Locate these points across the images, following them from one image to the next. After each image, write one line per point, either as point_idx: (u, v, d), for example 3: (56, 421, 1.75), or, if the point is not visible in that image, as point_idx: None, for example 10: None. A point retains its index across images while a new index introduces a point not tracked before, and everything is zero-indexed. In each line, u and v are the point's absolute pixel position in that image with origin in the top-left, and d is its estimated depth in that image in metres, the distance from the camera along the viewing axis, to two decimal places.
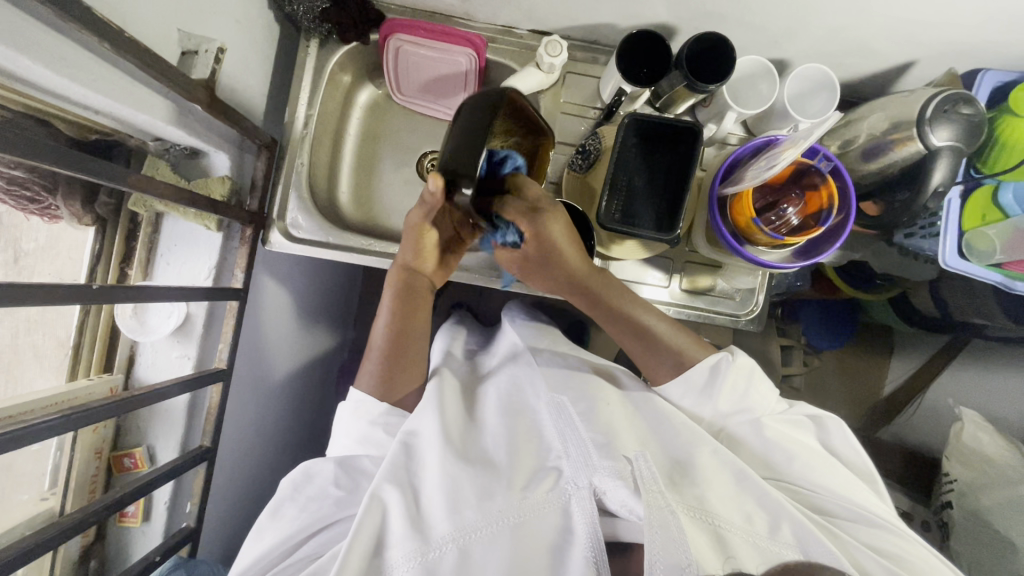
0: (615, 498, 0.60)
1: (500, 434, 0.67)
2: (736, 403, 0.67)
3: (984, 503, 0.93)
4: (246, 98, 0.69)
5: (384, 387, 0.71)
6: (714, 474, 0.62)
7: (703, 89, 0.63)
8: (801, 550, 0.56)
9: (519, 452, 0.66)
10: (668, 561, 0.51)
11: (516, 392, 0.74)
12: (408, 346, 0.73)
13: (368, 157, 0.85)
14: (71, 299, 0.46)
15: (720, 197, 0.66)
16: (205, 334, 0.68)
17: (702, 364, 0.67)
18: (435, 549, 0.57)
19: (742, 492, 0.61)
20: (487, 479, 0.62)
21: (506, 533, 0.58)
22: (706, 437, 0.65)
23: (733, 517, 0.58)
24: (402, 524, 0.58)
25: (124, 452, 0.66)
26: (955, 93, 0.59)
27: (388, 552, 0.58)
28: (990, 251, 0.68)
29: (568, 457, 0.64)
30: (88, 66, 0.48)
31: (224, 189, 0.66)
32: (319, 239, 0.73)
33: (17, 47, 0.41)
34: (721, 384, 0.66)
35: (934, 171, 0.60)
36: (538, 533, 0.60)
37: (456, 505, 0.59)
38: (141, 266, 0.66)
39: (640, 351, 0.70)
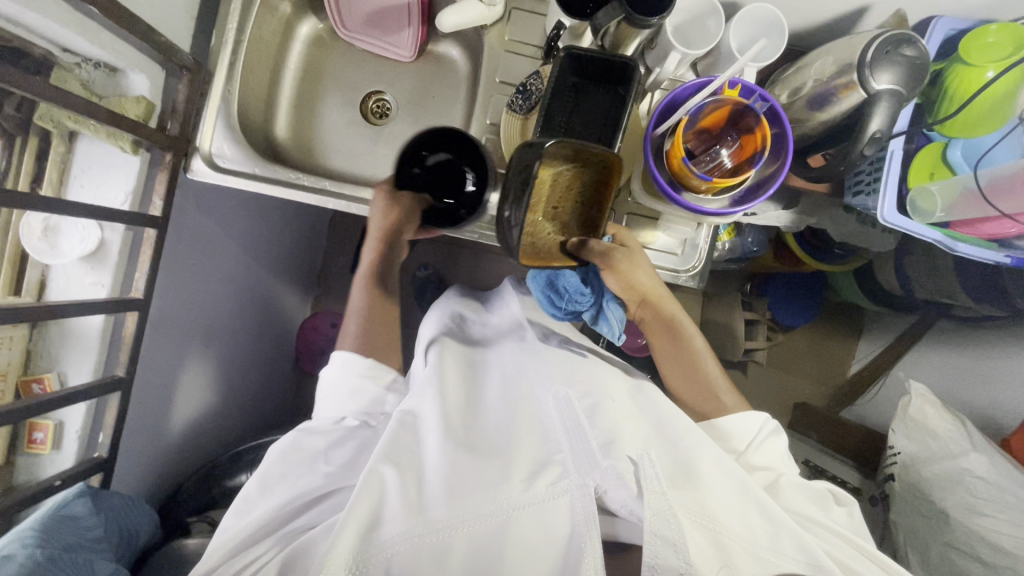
0: (615, 498, 0.56)
1: (503, 425, 0.65)
2: (765, 458, 0.67)
3: (923, 475, 0.93)
4: (168, 16, 0.66)
5: (361, 347, 0.72)
6: (717, 480, 0.57)
7: (645, 23, 0.60)
8: (808, 562, 0.51)
9: (521, 443, 0.62)
10: (665, 565, 0.48)
11: (519, 387, 0.71)
12: (381, 313, 0.74)
13: (310, 94, 0.82)
14: None
15: (655, 138, 0.64)
16: (122, 262, 0.66)
17: (742, 417, 0.69)
18: (432, 532, 0.52)
19: (745, 500, 0.56)
20: (486, 467, 0.58)
21: (503, 524, 0.54)
22: (710, 444, 0.61)
23: (735, 524, 0.54)
24: (398, 502, 0.54)
25: (33, 377, 0.64)
26: (898, 34, 0.56)
27: (382, 530, 0.53)
28: (931, 211, 0.67)
29: (572, 451, 0.59)
30: None
31: (140, 110, 0.63)
32: (245, 170, 0.70)
33: None
34: (731, 423, 0.69)
35: (871, 117, 0.57)
36: (541, 531, 0.54)
37: (454, 490, 0.55)
38: (54, 187, 0.63)
39: (683, 384, 0.75)
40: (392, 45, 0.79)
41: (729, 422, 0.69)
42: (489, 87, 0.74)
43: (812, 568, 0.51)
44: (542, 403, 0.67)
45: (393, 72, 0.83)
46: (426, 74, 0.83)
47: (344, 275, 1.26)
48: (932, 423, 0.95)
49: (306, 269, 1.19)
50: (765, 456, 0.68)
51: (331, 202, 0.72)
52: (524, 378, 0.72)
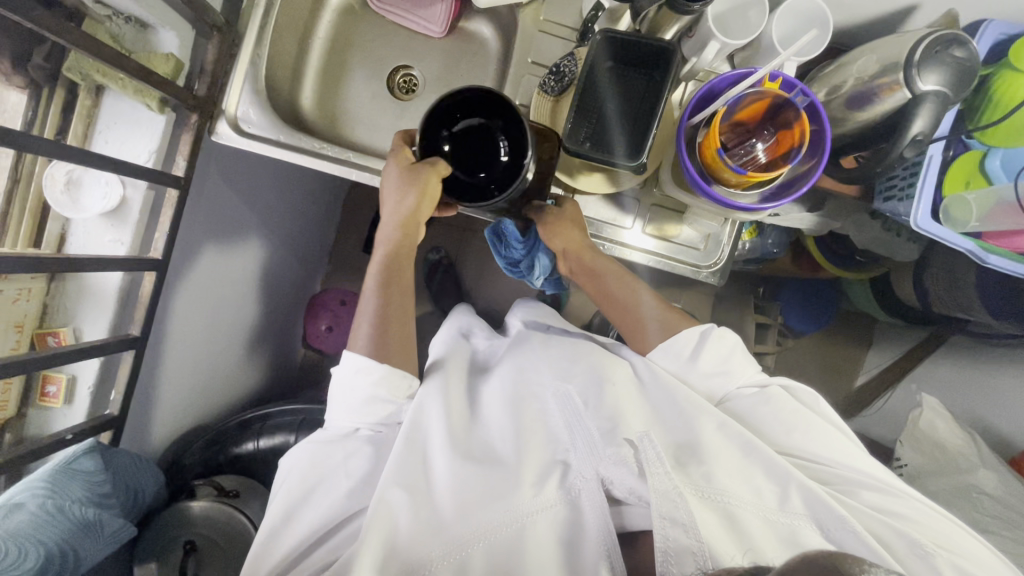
0: (621, 486, 0.57)
1: (507, 429, 0.64)
2: (717, 363, 0.66)
3: (929, 489, 0.92)
4: None
5: (377, 349, 0.64)
6: (722, 450, 0.58)
7: (687, 6, 0.58)
8: (814, 520, 0.53)
9: (528, 445, 0.61)
10: (677, 546, 0.49)
11: (521, 382, 0.69)
12: (395, 307, 0.68)
13: (338, 65, 0.81)
14: None
15: (688, 128, 0.62)
16: (142, 220, 0.66)
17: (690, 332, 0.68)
18: (447, 546, 0.54)
19: (752, 464, 0.57)
20: (494, 479, 0.58)
21: (518, 532, 0.55)
22: (711, 411, 0.62)
23: (743, 492, 0.55)
24: (409, 518, 0.55)
25: (49, 330, 0.63)
26: (949, 34, 0.54)
27: (398, 547, 0.54)
28: (965, 220, 0.65)
29: (576, 448, 0.61)
30: None
31: (169, 68, 0.62)
32: (270, 136, 0.70)
33: None
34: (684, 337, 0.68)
35: (914, 119, 0.56)
36: (554, 533, 0.56)
37: (466, 504, 0.56)
38: (79, 140, 0.63)
39: (624, 316, 0.73)
40: (428, 19, 0.77)
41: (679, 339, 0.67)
42: (520, 67, 0.73)
43: (818, 522, 0.53)
44: (547, 403, 0.66)
45: (422, 47, 0.82)
46: (455, 52, 0.82)
47: (357, 253, 1.26)
48: (942, 437, 0.94)
49: (319, 244, 1.18)
50: (720, 363, 0.67)
51: (354, 173, 0.71)
52: (526, 374, 0.70)
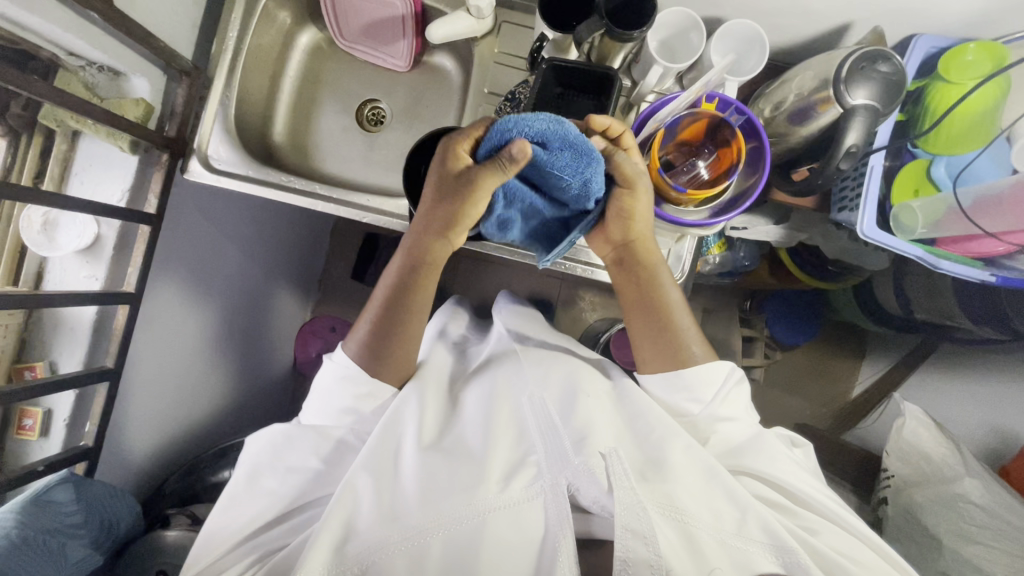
0: (587, 494, 0.58)
1: (479, 426, 0.64)
2: (732, 409, 0.67)
3: (915, 500, 0.90)
4: (169, 25, 0.69)
5: (368, 358, 0.65)
6: (687, 472, 0.58)
7: (624, 36, 0.61)
8: (770, 546, 0.54)
9: (498, 444, 0.61)
10: (635, 558, 0.51)
11: (500, 380, 0.68)
12: (406, 307, 0.66)
13: (308, 101, 0.85)
14: None
15: (634, 150, 0.65)
16: (116, 256, 0.68)
17: (698, 369, 0.66)
18: (406, 539, 0.55)
19: (713, 487, 0.58)
20: (461, 472, 0.58)
21: (478, 527, 0.55)
22: (680, 433, 0.62)
23: (703, 513, 0.56)
24: (373, 509, 0.57)
25: (26, 365, 0.66)
26: (873, 50, 0.56)
27: (356, 540, 0.55)
28: (913, 226, 0.66)
29: (545, 452, 0.60)
30: None
31: (139, 112, 0.66)
32: (240, 172, 0.73)
33: None
34: (694, 374, 0.66)
35: (847, 131, 0.57)
36: (515, 532, 0.55)
37: (431, 496, 0.57)
38: (55, 183, 0.66)
39: (646, 339, 0.70)
40: (392, 56, 0.82)
41: (685, 377, 0.66)
42: (478, 98, 0.76)
43: (776, 549, 0.54)
44: (520, 402, 0.66)
45: (388, 82, 0.86)
46: (419, 84, 0.86)
47: (343, 280, 1.29)
48: (925, 446, 0.93)
49: (304, 274, 1.20)
50: (733, 408, 0.67)
51: (321, 204, 0.74)
52: (502, 375, 0.69)
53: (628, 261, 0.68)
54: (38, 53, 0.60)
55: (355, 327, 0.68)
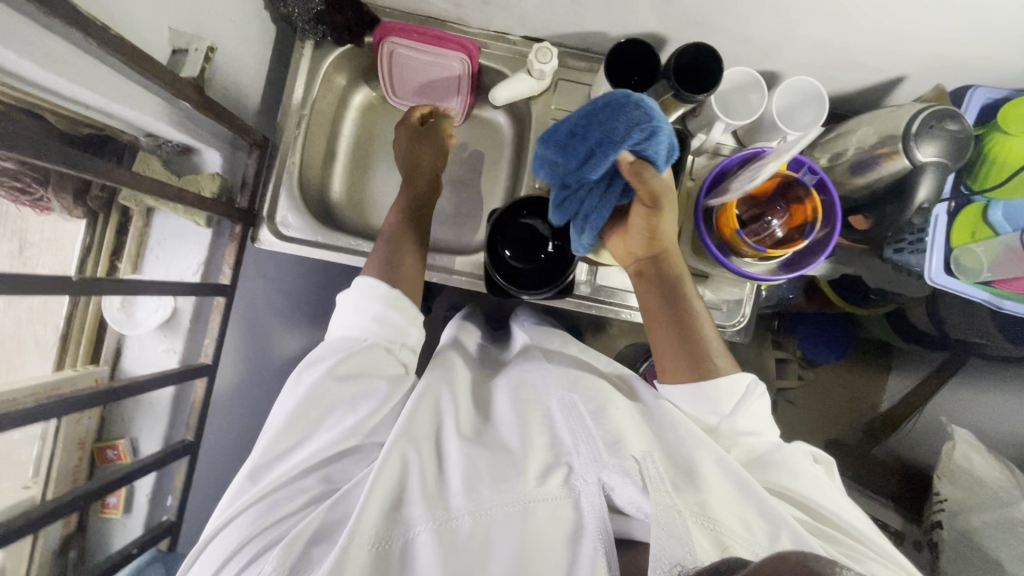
0: (622, 495, 0.50)
1: (511, 422, 0.59)
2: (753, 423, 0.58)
3: (974, 524, 0.91)
4: (239, 98, 0.69)
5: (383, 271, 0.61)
6: (719, 484, 0.51)
7: (690, 99, 0.63)
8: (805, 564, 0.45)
9: (531, 441, 0.56)
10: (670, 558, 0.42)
11: (533, 383, 0.64)
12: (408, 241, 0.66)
13: (362, 158, 0.85)
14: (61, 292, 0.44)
15: (704, 208, 0.66)
16: (192, 329, 0.69)
17: (729, 382, 0.57)
18: (450, 518, 0.50)
19: (745, 500, 0.50)
20: (498, 462, 0.53)
21: (517, 517, 0.50)
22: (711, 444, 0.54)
23: (735, 524, 0.48)
24: (421, 486, 0.52)
25: (107, 444, 0.67)
26: (942, 108, 0.58)
27: (408, 507, 0.51)
28: (977, 270, 0.67)
29: (578, 452, 0.54)
30: (85, 67, 0.46)
31: (214, 186, 0.67)
32: (308, 239, 0.73)
33: (26, 54, 0.41)
34: (718, 385, 0.56)
35: (919, 187, 0.59)
36: (549, 528, 0.49)
37: (473, 482, 0.52)
38: (132, 260, 0.68)
39: (669, 339, 0.59)
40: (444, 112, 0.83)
41: (709, 389, 0.56)
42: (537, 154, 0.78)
43: None
44: (550, 407, 0.60)
45: None
46: (471, 137, 0.86)
47: None
48: (977, 468, 0.95)
49: None
50: (752, 422, 0.59)
51: None
52: (528, 377, 0.65)
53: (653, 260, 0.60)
54: (120, 137, 0.61)
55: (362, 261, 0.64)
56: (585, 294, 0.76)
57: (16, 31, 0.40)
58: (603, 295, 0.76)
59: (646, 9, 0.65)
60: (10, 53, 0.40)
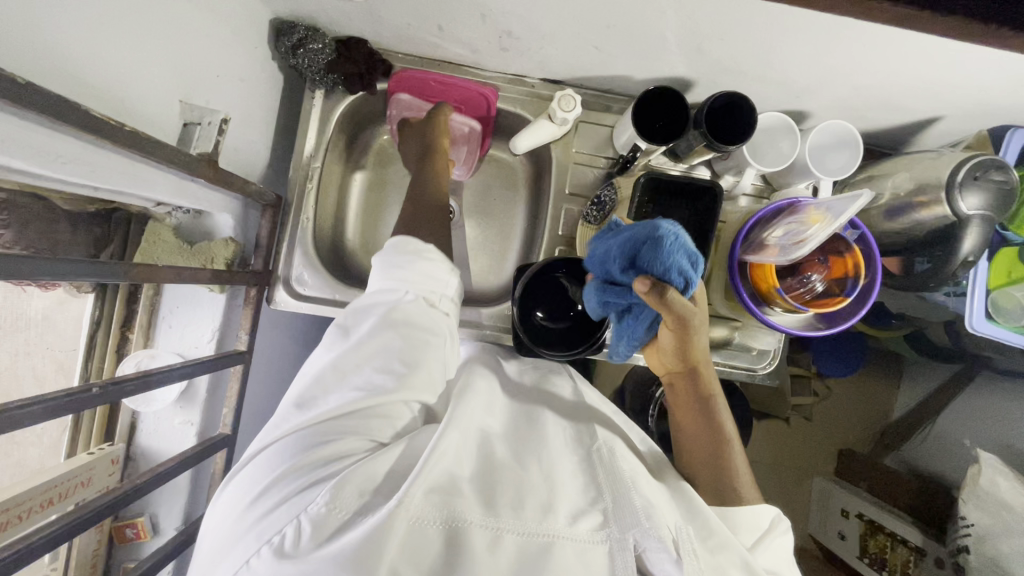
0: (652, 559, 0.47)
1: (548, 451, 0.53)
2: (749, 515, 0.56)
3: (1003, 551, 0.91)
4: (250, 155, 0.66)
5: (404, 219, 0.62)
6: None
7: (722, 149, 0.61)
8: None
9: (566, 477, 0.51)
10: None
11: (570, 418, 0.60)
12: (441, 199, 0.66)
13: (375, 203, 0.81)
14: (75, 409, 0.41)
15: (739, 261, 0.64)
16: (209, 398, 0.66)
17: (751, 514, 0.57)
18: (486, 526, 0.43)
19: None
20: (538, 488, 0.48)
21: (540, 558, 0.43)
22: (734, 543, 0.50)
23: None
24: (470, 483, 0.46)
25: (126, 522, 0.64)
26: (988, 158, 0.56)
27: (456, 499, 0.44)
28: (1017, 310, 0.66)
29: (612, 500, 0.48)
30: (92, 158, 0.43)
31: (228, 252, 0.64)
32: (326, 297, 0.71)
33: (34, 160, 0.38)
34: (743, 516, 0.56)
35: (963, 240, 0.57)
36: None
37: (513, 498, 0.46)
38: (144, 330, 0.64)
39: (701, 458, 0.61)
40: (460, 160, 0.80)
41: (737, 518, 0.56)
42: (559, 198, 0.75)
43: None
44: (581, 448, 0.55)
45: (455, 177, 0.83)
46: (486, 178, 0.83)
47: None
48: (1004, 493, 0.94)
49: None
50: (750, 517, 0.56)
51: None
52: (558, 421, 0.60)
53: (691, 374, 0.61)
54: (128, 208, 0.58)
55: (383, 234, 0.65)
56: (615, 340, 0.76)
57: (23, 138, 0.37)
58: None
59: (676, 56, 0.62)
60: (18, 161, 0.37)
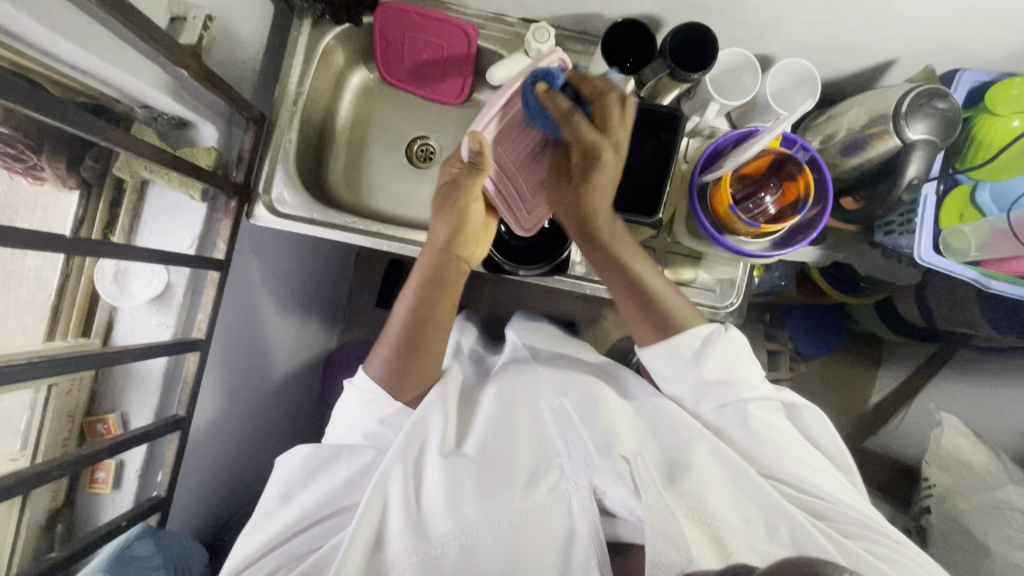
0: (614, 498, 0.58)
1: (500, 429, 0.64)
2: (722, 372, 0.63)
3: (961, 508, 0.92)
4: (234, 70, 0.69)
5: (396, 372, 0.64)
6: (711, 478, 0.60)
7: (687, 77, 0.64)
8: (796, 548, 0.56)
9: (520, 445, 0.63)
10: (667, 563, 0.50)
11: (516, 389, 0.68)
12: (426, 338, 0.65)
13: (358, 139, 0.84)
14: (41, 244, 0.44)
15: (699, 185, 0.67)
16: (186, 303, 0.68)
17: (692, 334, 0.64)
18: (436, 546, 0.55)
19: (740, 493, 0.60)
20: (490, 475, 0.59)
21: (509, 531, 0.56)
22: (704, 436, 0.63)
23: (733, 520, 0.57)
24: (401, 519, 0.56)
25: (98, 418, 0.66)
26: (930, 88, 0.60)
27: (388, 548, 0.55)
28: (965, 250, 0.68)
29: (569, 456, 0.61)
30: (65, 16, 0.47)
31: (210, 159, 0.66)
32: (304, 216, 0.73)
33: None
34: (687, 338, 0.64)
35: (909, 164, 0.61)
36: (544, 533, 0.57)
37: (458, 502, 0.57)
38: (125, 233, 0.66)
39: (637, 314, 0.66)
40: (527, 214, 0.69)
41: (680, 341, 0.64)
42: None
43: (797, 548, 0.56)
44: (540, 411, 0.67)
45: (437, 117, 0.86)
46: (468, 120, 0.86)
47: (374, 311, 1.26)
48: (964, 453, 0.96)
49: (336, 305, 1.17)
50: (724, 370, 0.64)
51: (385, 244, 0.75)
52: (516, 383, 0.68)
53: (583, 233, 0.64)
54: (114, 106, 0.61)
55: (376, 348, 0.66)
56: (580, 274, 0.74)
57: None
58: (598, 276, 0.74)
59: None
60: None
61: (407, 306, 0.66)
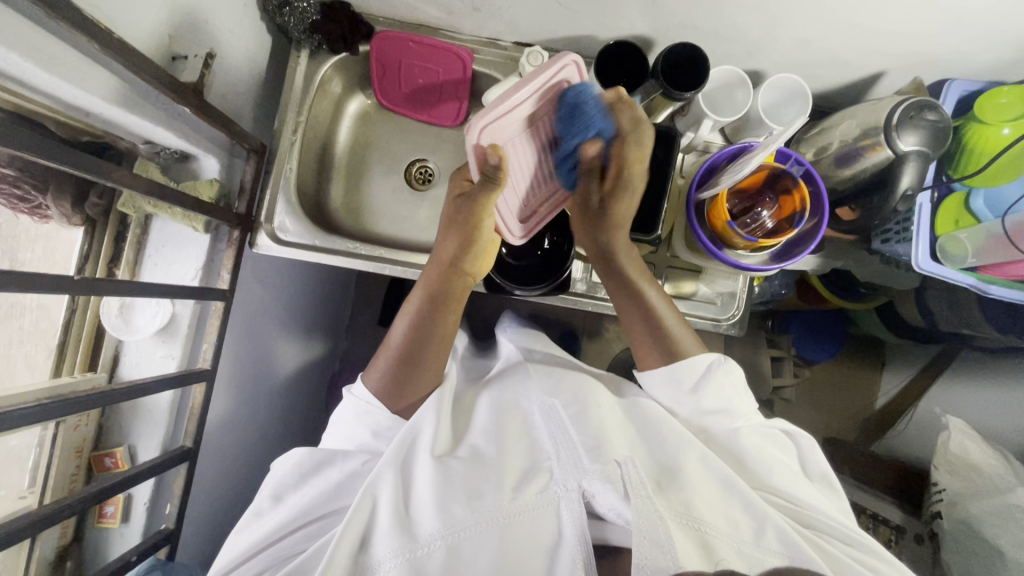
0: (603, 502, 0.57)
1: (492, 433, 0.65)
2: (719, 402, 0.64)
3: (973, 513, 0.91)
4: (234, 103, 0.70)
5: (392, 388, 0.64)
6: (703, 484, 0.60)
7: (679, 96, 0.65)
8: (788, 555, 0.54)
9: (512, 452, 0.63)
10: (653, 566, 0.49)
11: (507, 394, 0.70)
12: (425, 352, 0.65)
13: (358, 164, 0.86)
14: (50, 287, 0.45)
15: (696, 202, 0.67)
16: (191, 334, 0.69)
17: (696, 361, 0.65)
18: (422, 547, 0.54)
19: (730, 499, 0.59)
20: (477, 478, 0.59)
21: (496, 532, 0.55)
22: (693, 443, 0.63)
23: (720, 523, 0.56)
24: (388, 517, 0.55)
25: (105, 452, 0.66)
26: (920, 100, 0.61)
27: (373, 550, 0.55)
28: (962, 256, 0.69)
29: (559, 458, 0.61)
30: (74, 64, 0.48)
31: (213, 192, 0.67)
32: (306, 243, 0.74)
33: (14, 47, 0.42)
34: (687, 366, 0.64)
35: (902, 175, 0.61)
36: (531, 536, 0.56)
37: (446, 501, 0.56)
38: (129, 267, 0.67)
39: (647, 340, 0.67)
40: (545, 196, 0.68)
41: (681, 369, 0.64)
42: None
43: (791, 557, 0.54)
44: (530, 413, 0.68)
45: (435, 139, 0.87)
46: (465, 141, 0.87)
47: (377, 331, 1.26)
48: (973, 457, 0.95)
49: (339, 327, 1.18)
50: (722, 399, 0.64)
51: (387, 268, 0.76)
52: (509, 387, 0.71)
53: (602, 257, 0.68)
54: (117, 143, 0.61)
55: (375, 362, 0.67)
56: (581, 291, 0.77)
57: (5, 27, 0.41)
58: (598, 292, 0.77)
59: (636, 13, 0.67)
60: None
61: (405, 323, 0.66)
